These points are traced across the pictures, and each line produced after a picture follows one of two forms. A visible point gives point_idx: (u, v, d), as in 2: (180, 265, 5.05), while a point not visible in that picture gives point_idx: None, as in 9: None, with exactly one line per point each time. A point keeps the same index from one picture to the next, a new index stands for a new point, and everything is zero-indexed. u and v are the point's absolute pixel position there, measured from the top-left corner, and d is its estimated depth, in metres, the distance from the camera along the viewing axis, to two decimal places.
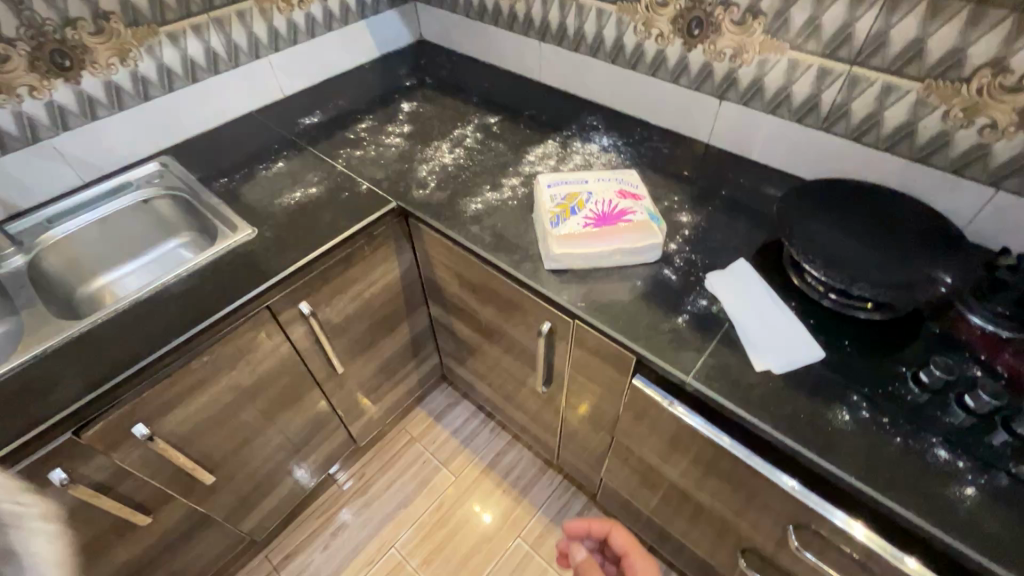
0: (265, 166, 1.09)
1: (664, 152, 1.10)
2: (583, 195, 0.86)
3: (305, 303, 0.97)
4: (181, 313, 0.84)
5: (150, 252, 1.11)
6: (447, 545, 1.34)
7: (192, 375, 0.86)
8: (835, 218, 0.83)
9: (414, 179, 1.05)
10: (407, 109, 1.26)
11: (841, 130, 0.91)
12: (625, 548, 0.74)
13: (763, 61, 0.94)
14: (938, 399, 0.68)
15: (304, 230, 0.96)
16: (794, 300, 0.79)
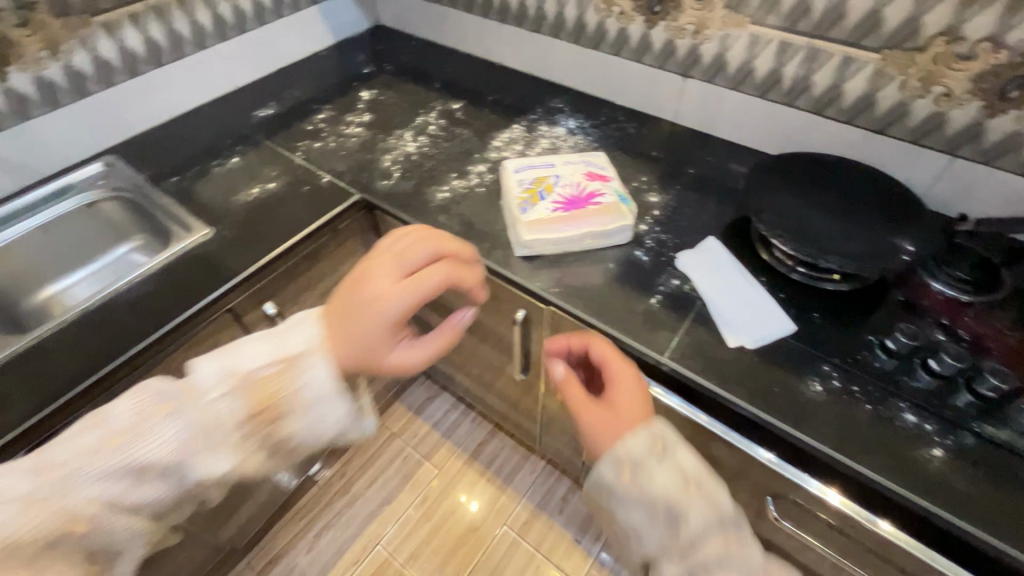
0: (218, 162, 1.04)
1: (631, 132, 1.09)
2: (551, 179, 0.85)
3: (270, 303, 0.94)
4: (137, 321, 0.80)
5: (100, 258, 1.02)
6: (434, 538, 1.33)
7: None
8: (802, 191, 0.84)
9: (377, 169, 1.02)
10: (367, 97, 1.21)
11: (803, 104, 0.92)
12: (604, 361, 0.68)
13: (724, 37, 0.93)
14: (905, 365, 0.69)
15: (265, 227, 0.92)
16: (764, 275, 0.79)
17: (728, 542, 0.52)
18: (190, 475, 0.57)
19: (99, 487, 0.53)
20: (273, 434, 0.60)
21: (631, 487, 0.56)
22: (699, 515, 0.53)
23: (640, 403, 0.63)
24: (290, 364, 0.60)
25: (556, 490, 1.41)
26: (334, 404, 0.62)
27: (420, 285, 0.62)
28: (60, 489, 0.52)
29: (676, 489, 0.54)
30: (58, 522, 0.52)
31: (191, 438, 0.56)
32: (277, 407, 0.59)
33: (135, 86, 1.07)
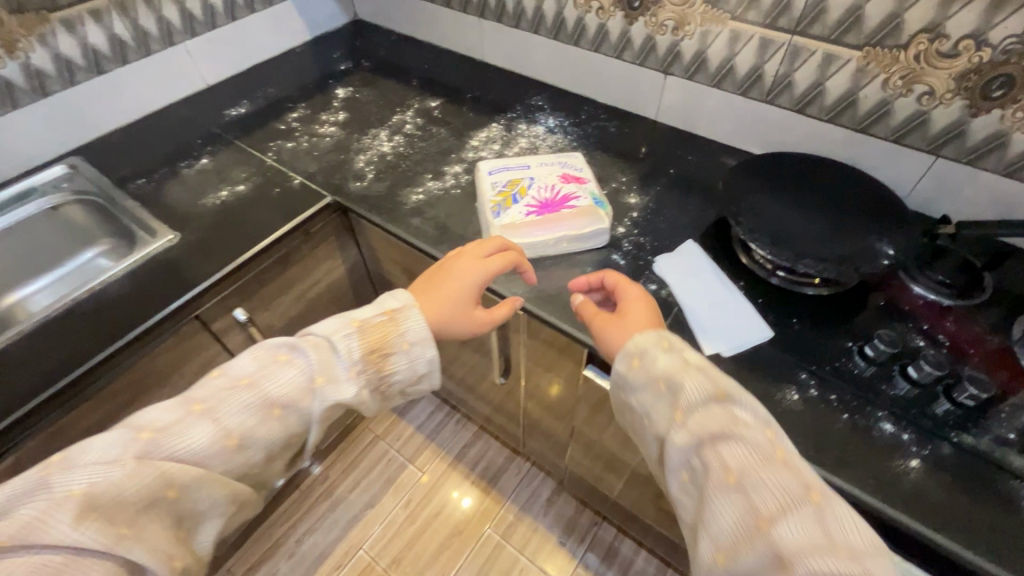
0: (187, 163, 1.01)
1: (612, 131, 1.06)
2: (524, 182, 0.82)
3: (240, 309, 0.91)
4: (97, 330, 0.77)
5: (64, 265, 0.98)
6: (417, 542, 1.32)
7: (115, 398, 0.79)
8: (782, 191, 0.82)
9: (351, 171, 0.99)
10: (343, 94, 1.18)
11: (785, 102, 0.90)
12: (613, 282, 0.67)
13: (704, 33, 0.91)
14: (883, 372, 0.68)
15: (231, 231, 0.89)
16: (742, 280, 0.78)
17: (734, 413, 0.48)
18: (300, 423, 0.57)
19: (217, 434, 0.52)
20: (377, 372, 0.61)
21: (638, 373, 0.56)
22: (699, 389, 0.51)
23: (648, 313, 0.63)
24: (399, 313, 0.62)
25: (540, 492, 1.39)
26: (426, 349, 0.63)
27: (496, 265, 0.70)
28: (183, 434, 0.51)
29: (678, 369, 0.53)
30: (168, 475, 0.49)
31: (308, 381, 0.57)
32: (390, 343, 0.61)
33: (100, 84, 1.03)
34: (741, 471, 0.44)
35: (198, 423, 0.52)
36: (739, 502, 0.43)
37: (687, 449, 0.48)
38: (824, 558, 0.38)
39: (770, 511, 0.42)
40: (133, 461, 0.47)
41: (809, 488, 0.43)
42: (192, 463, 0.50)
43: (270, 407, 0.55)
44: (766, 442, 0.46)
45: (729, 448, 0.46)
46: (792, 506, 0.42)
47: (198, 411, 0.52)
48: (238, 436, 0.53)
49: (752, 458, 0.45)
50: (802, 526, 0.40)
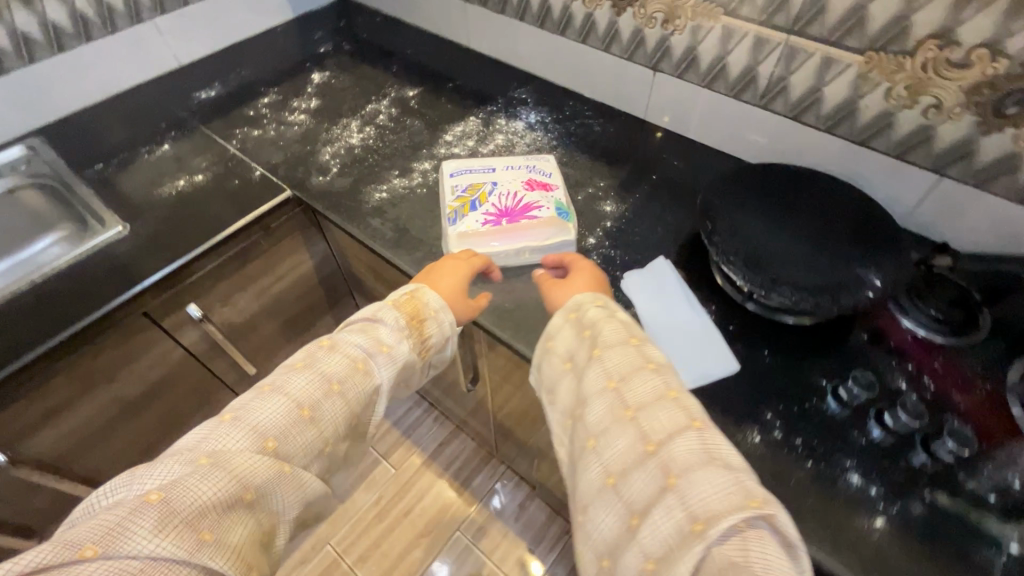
0: (147, 149, 0.97)
1: (596, 130, 1.00)
2: (486, 187, 0.77)
3: (194, 306, 0.88)
4: (34, 325, 0.74)
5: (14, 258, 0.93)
6: (384, 541, 1.30)
7: (52, 397, 0.76)
8: (766, 207, 0.75)
9: (315, 163, 0.94)
10: (318, 79, 1.13)
11: (780, 108, 0.82)
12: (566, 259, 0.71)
13: (696, 28, 0.83)
14: (856, 416, 0.62)
15: (183, 225, 0.85)
16: (713, 304, 0.72)
17: (643, 354, 0.56)
18: (360, 397, 0.59)
19: (285, 413, 0.54)
20: (420, 337, 0.64)
21: (571, 323, 0.62)
22: (615, 337, 0.58)
23: (592, 277, 0.68)
24: (418, 292, 0.66)
25: (514, 497, 1.36)
26: (449, 317, 0.67)
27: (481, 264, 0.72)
28: (255, 419, 0.53)
29: (602, 320, 0.60)
30: (240, 468, 0.50)
31: (358, 358, 0.60)
32: (420, 312, 0.65)
33: (63, 61, 0.99)
34: (640, 407, 0.52)
35: (263, 407, 0.54)
36: (635, 432, 0.51)
37: (598, 391, 0.55)
38: (705, 472, 0.46)
39: (660, 437, 0.49)
40: (205, 460, 0.49)
41: (694, 421, 0.50)
42: (268, 446, 0.53)
43: (330, 384, 0.57)
44: (663, 382, 0.54)
45: (635, 387, 0.54)
46: (681, 433, 0.49)
47: (263, 395, 0.55)
48: (306, 410, 0.55)
49: (652, 396, 0.53)
50: (690, 448, 0.48)
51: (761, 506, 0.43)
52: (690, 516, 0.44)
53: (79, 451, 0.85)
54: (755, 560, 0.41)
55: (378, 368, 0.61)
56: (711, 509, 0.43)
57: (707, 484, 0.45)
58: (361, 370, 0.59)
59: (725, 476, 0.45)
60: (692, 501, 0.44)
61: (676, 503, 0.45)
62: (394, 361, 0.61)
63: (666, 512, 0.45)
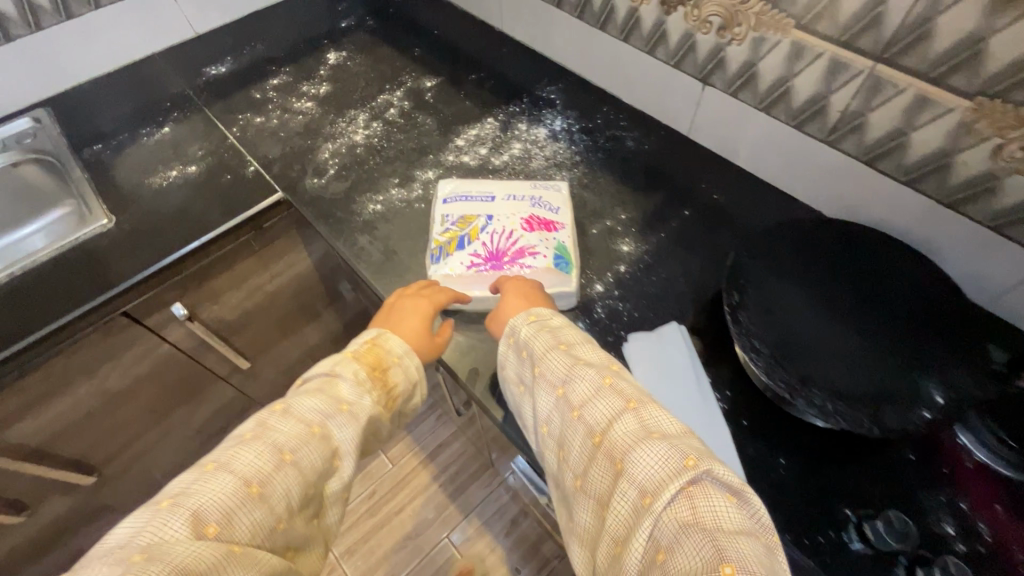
0: (148, 131, 0.94)
1: (629, 145, 0.86)
2: (479, 221, 0.69)
3: (181, 305, 0.84)
4: (13, 320, 0.73)
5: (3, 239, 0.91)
6: (373, 537, 1.29)
7: (31, 391, 0.75)
8: (811, 277, 0.62)
9: (312, 162, 0.86)
10: (333, 60, 1.04)
11: (851, 148, 0.67)
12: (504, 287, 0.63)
13: (758, 40, 0.68)
14: (882, 563, 0.50)
15: (168, 222, 0.81)
16: (728, 390, 0.61)
17: (575, 356, 0.55)
18: (316, 465, 0.51)
19: (232, 488, 0.47)
20: (384, 389, 0.58)
21: (512, 347, 0.59)
22: (545, 346, 0.56)
23: (523, 303, 0.61)
24: (378, 339, 0.60)
25: (507, 510, 1.32)
26: (416, 360, 0.61)
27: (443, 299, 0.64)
28: (198, 501, 0.45)
29: (535, 337, 0.57)
30: (178, 561, 0.41)
31: (314, 421, 0.52)
32: (383, 361, 0.59)
33: (71, 29, 0.93)
34: (582, 405, 0.51)
35: (207, 487, 0.46)
36: (584, 431, 0.50)
37: (548, 406, 0.54)
38: (647, 447, 0.46)
39: (603, 427, 0.49)
40: (139, 557, 0.41)
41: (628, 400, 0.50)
42: (213, 531, 0.44)
43: (281, 452, 0.49)
44: (596, 371, 0.53)
45: (576, 388, 0.53)
46: (618, 417, 0.49)
47: (208, 473, 0.47)
48: (256, 485, 0.47)
49: (591, 392, 0.52)
50: (630, 427, 0.48)
51: (698, 462, 0.44)
52: (641, 491, 0.44)
53: (64, 437, 0.86)
54: (704, 516, 0.41)
55: (337, 430, 0.53)
56: (657, 479, 0.44)
57: (649, 458, 0.45)
58: (317, 435, 0.52)
59: (663, 446, 0.46)
60: (641, 479, 0.45)
61: (628, 485, 0.45)
62: (355, 422, 0.54)
63: (623, 497, 0.45)
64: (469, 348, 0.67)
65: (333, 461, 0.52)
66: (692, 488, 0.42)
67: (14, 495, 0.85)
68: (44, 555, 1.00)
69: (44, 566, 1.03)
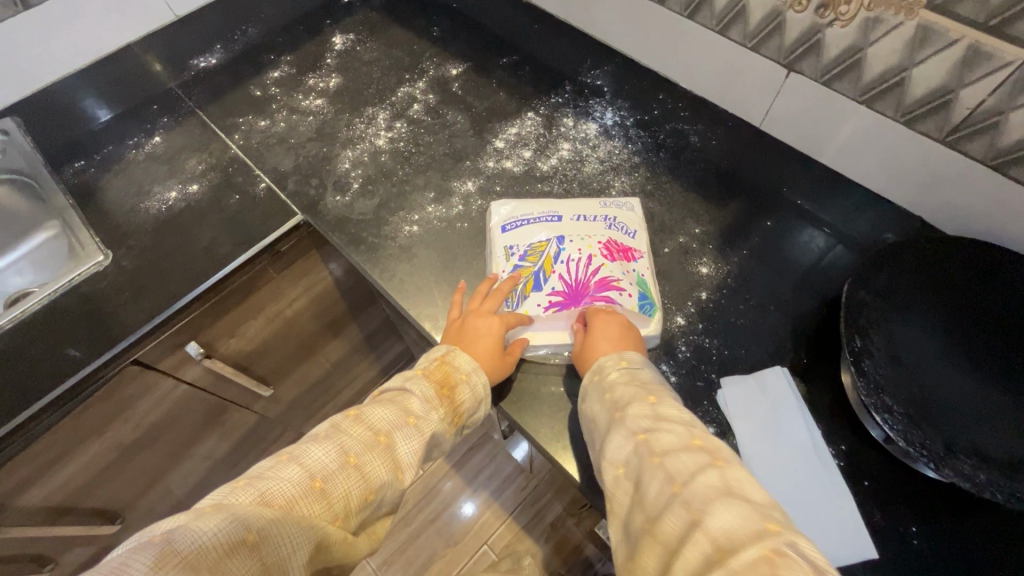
0: (136, 142, 0.83)
1: (692, 141, 0.76)
2: (551, 246, 0.61)
3: (195, 344, 0.75)
4: (16, 382, 0.64)
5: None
6: (409, 548, 1.25)
7: (43, 454, 0.67)
8: (943, 317, 0.54)
9: (331, 175, 0.75)
10: (340, 45, 0.90)
11: (977, 150, 0.57)
12: (600, 324, 0.55)
13: (871, 21, 0.57)
14: None
15: (173, 256, 0.72)
16: (842, 443, 0.54)
17: (661, 412, 0.46)
18: (381, 477, 0.45)
19: (297, 480, 0.42)
20: (452, 407, 0.51)
21: (594, 389, 0.51)
22: (631, 396, 0.48)
23: (609, 347, 0.53)
24: (448, 355, 0.54)
25: (546, 514, 1.28)
26: (485, 377, 0.53)
27: (510, 318, 0.56)
28: (268, 482, 0.41)
29: (620, 385, 0.49)
30: (246, 512, 0.39)
31: (382, 429, 0.47)
32: (450, 378, 0.52)
33: (32, 26, 0.76)
34: (664, 452, 0.42)
35: (275, 474, 0.42)
36: (660, 475, 0.40)
37: (623, 446, 0.44)
38: (729, 503, 0.36)
39: (683, 475, 0.40)
40: (208, 506, 0.38)
41: (716, 455, 0.41)
42: (277, 506, 0.40)
43: (347, 454, 0.45)
44: (684, 429, 0.44)
45: (661, 433, 0.43)
46: (701, 468, 0.40)
47: (279, 462, 0.44)
48: (321, 480, 0.43)
49: (677, 443, 0.42)
50: (711, 481, 0.39)
51: (783, 529, 0.34)
52: (715, 544, 0.35)
53: (82, 492, 0.78)
54: None
55: (404, 442, 0.47)
56: (737, 535, 0.34)
57: (734, 513, 0.36)
58: (383, 443, 0.47)
59: (748, 504, 0.36)
60: (718, 534, 0.35)
61: (700, 535, 0.36)
62: (422, 436, 0.48)
63: (690, 547, 0.35)
64: (540, 402, 0.58)
65: (397, 474, 0.47)
66: (778, 552, 0.32)
67: (32, 555, 0.78)
68: None
69: None
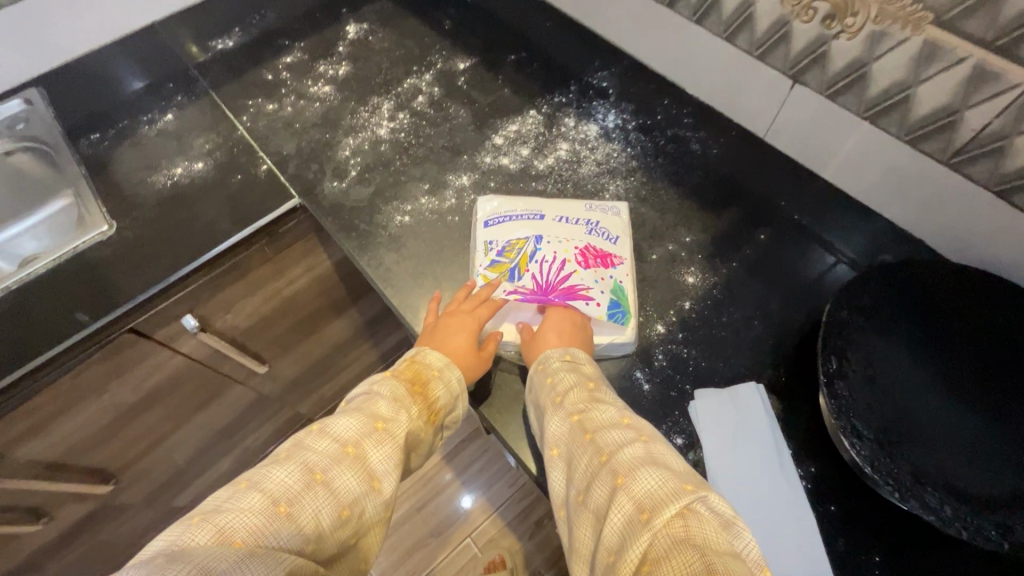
0: (150, 117, 0.86)
1: (693, 148, 0.75)
2: (529, 246, 0.62)
3: (191, 316, 0.77)
4: (15, 341, 0.67)
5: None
6: (394, 534, 1.26)
7: (40, 412, 0.70)
8: (933, 346, 0.52)
9: (331, 161, 0.77)
10: (354, 34, 0.92)
11: (982, 174, 0.55)
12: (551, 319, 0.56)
13: (876, 36, 0.55)
14: None
15: (175, 231, 0.74)
16: (812, 465, 0.52)
17: (598, 397, 0.48)
18: (353, 490, 0.44)
19: (258, 510, 0.40)
20: (425, 402, 0.51)
21: (538, 377, 0.52)
22: (572, 381, 0.49)
23: (561, 340, 0.54)
24: (418, 355, 0.54)
25: (532, 512, 1.28)
26: (459, 373, 0.54)
27: (482, 315, 0.57)
28: (225, 517, 0.39)
29: (561, 370, 0.51)
30: (203, 558, 0.36)
31: (349, 440, 0.46)
32: (421, 375, 0.53)
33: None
34: (596, 429, 0.44)
35: (234, 505, 0.40)
36: (592, 450, 0.43)
37: (559, 427, 0.46)
38: (651, 470, 0.39)
39: (611, 448, 0.42)
40: (161, 558, 0.36)
41: (640, 432, 0.43)
42: (240, 543, 0.38)
43: (312, 471, 0.43)
44: (615, 409, 0.46)
45: (593, 413, 0.46)
46: (628, 442, 0.42)
47: (239, 491, 0.42)
48: (285, 505, 0.41)
49: (607, 421, 0.45)
50: (636, 451, 0.41)
51: (697, 488, 0.37)
52: (637, 505, 0.37)
53: (78, 451, 0.81)
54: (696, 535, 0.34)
55: (374, 449, 0.46)
56: (657, 496, 0.37)
57: (652, 478, 0.38)
58: (352, 455, 0.45)
59: (666, 469, 0.39)
60: (638, 497, 0.38)
61: (624, 499, 0.38)
62: (394, 440, 0.47)
63: (615, 509, 0.38)
64: (512, 400, 0.58)
65: (373, 484, 0.45)
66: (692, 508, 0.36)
67: (28, 506, 0.81)
68: (63, 554, 0.98)
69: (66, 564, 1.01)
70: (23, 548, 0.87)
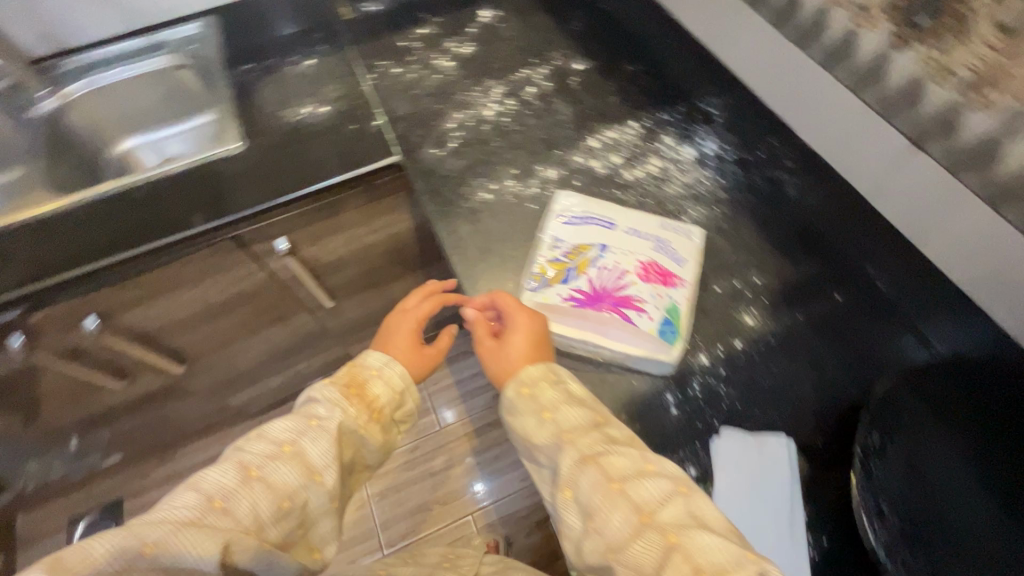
0: (294, 60, 0.96)
1: (787, 194, 0.74)
2: (592, 252, 0.64)
3: (284, 239, 0.85)
4: (144, 224, 0.79)
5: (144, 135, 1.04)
6: (405, 490, 1.32)
7: (145, 287, 0.81)
8: (1004, 453, 0.48)
9: (436, 130, 0.83)
10: (486, 19, 0.97)
11: None
12: (516, 326, 0.56)
13: None
14: None
15: (290, 161, 0.83)
16: (827, 542, 0.51)
17: (609, 436, 0.48)
18: (292, 482, 0.46)
19: (193, 505, 0.43)
20: (364, 403, 0.54)
21: (525, 403, 0.51)
22: (577, 417, 0.49)
23: (526, 350, 0.55)
24: (357, 360, 0.58)
25: (537, 511, 1.29)
26: (399, 368, 0.58)
27: (427, 309, 0.64)
28: (159, 512, 0.42)
29: (562, 402, 0.50)
30: (140, 529, 0.40)
31: (284, 440, 0.48)
32: (358, 377, 0.56)
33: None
34: (623, 478, 0.44)
35: (169, 503, 0.43)
36: (626, 505, 0.42)
37: (574, 471, 0.45)
38: (702, 532, 0.39)
39: (649, 506, 0.42)
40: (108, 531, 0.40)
41: (675, 483, 0.43)
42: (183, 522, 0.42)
43: (246, 468, 0.46)
44: (636, 455, 0.46)
45: (613, 457, 0.45)
46: (669, 499, 0.42)
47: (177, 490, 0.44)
48: (219, 500, 0.44)
49: (630, 468, 0.45)
50: (675, 509, 0.41)
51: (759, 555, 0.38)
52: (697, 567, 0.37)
53: (167, 329, 0.93)
54: None
55: (310, 445, 0.49)
56: (717, 559, 0.37)
57: (708, 539, 0.38)
58: (290, 452, 0.48)
59: (713, 531, 0.39)
60: (695, 557, 0.38)
61: (682, 560, 0.38)
62: (328, 435, 0.50)
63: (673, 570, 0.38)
64: None
65: (313, 477, 0.48)
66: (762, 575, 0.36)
67: (116, 365, 0.94)
68: (131, 416, 1.12)
69: (130, 426, 1.15)
70: (103, 399, 1.01)
